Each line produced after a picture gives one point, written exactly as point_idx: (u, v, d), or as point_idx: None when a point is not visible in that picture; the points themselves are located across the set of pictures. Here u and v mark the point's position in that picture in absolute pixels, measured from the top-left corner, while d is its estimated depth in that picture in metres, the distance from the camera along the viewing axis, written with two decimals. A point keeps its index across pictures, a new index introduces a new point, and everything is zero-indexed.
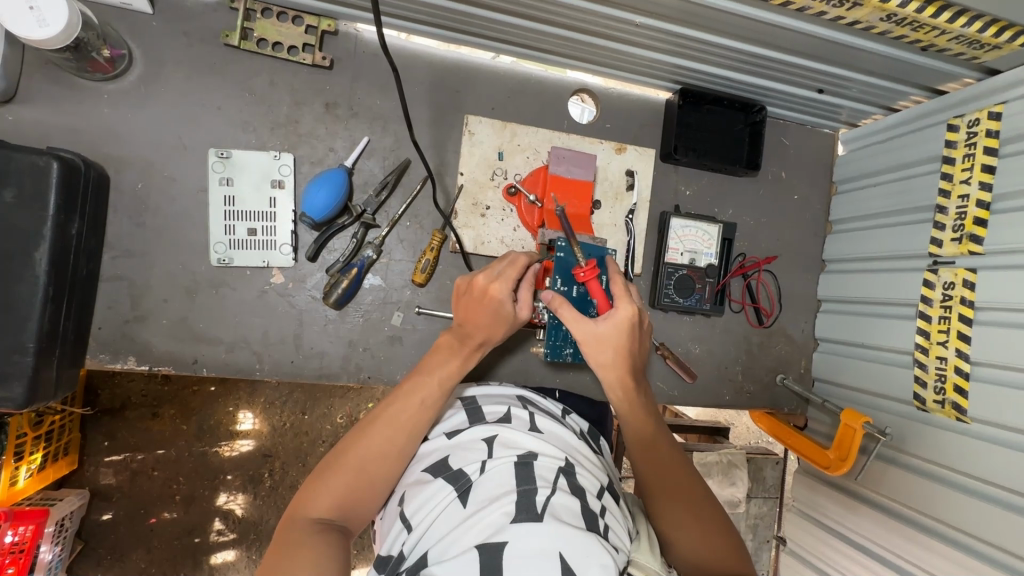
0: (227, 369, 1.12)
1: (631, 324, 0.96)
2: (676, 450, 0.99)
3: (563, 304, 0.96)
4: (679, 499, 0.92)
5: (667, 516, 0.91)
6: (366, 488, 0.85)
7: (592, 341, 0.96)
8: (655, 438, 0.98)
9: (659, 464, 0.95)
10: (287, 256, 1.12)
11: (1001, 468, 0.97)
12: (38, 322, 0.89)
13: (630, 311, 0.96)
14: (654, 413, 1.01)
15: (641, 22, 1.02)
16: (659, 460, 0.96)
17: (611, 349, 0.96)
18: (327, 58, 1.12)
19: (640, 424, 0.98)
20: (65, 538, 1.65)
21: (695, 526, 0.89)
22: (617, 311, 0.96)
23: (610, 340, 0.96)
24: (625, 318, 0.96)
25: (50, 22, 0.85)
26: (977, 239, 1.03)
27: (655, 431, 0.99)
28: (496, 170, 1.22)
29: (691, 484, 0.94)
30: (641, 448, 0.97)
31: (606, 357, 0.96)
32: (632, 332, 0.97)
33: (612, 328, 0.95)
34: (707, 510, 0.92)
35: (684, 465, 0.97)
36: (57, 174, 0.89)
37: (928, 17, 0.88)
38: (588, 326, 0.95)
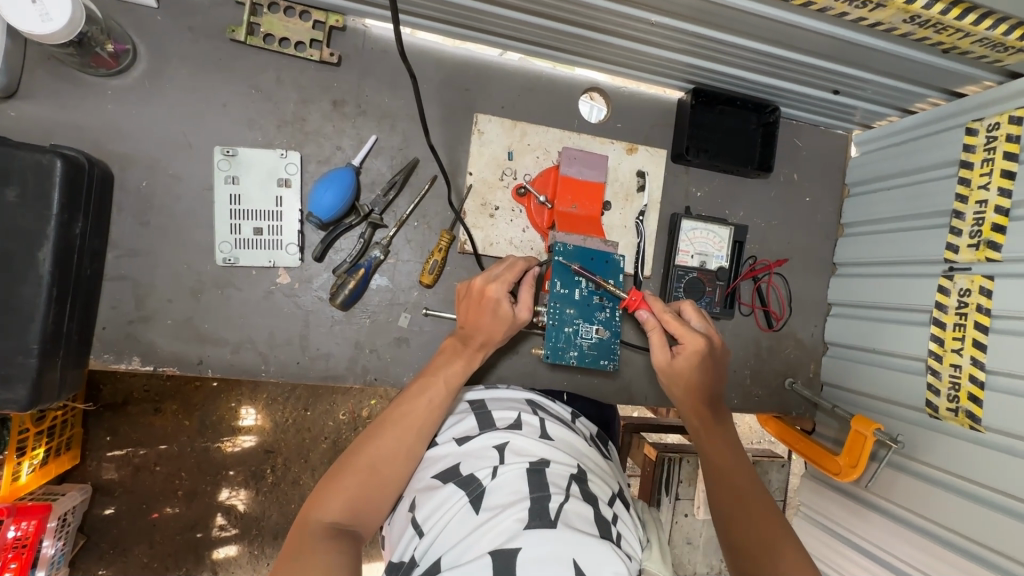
0: (233, 370, 1.11)
1: (701, 356, 1.00)
2: (756, 480, 0.97)
3: (654, 328, 1.03)
4: (752, 529, 0.90)
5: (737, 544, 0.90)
6: (377, 492, 0.83)
7: (667, 370, 1.02)
8: (732, 466, 0.98)
9: (733, 490, 0.95)
10: (293, 256, 1.11)
11: (1014, 479, 0.96)
12: (42, 323, 0.88)
13: (698, 343, 1.00)
14: (732, 443, 1.02)
15: (657, 21, 1.00)
16: (734, 488, 0.95)
17: (685, 381, 1.02)
18: (335, 55, 1.10)
19: (716, 452, 1.00)
20: (68, 533, 1.64)
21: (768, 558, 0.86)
22: (686, 343, 1.00)
23: (684, 371, 1.01)
24: (695, 348, 1.00)
25: (53, 16, 0.82)
26: (995, 246, 1.01)
27: (732, 459, 0.99)
28: (506, 170, 1.20)
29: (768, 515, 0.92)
30: (714, 474, 0.98)
31: (681, 387, 1.02)
32: (705, 362, 1.01)
33: (684, 361, 1.00)
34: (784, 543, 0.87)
35: (762, 496, 0.95)
36: (60, 172, 0.88)
37: (952, 19, 0.86)
38: (659, 356, 1.01)
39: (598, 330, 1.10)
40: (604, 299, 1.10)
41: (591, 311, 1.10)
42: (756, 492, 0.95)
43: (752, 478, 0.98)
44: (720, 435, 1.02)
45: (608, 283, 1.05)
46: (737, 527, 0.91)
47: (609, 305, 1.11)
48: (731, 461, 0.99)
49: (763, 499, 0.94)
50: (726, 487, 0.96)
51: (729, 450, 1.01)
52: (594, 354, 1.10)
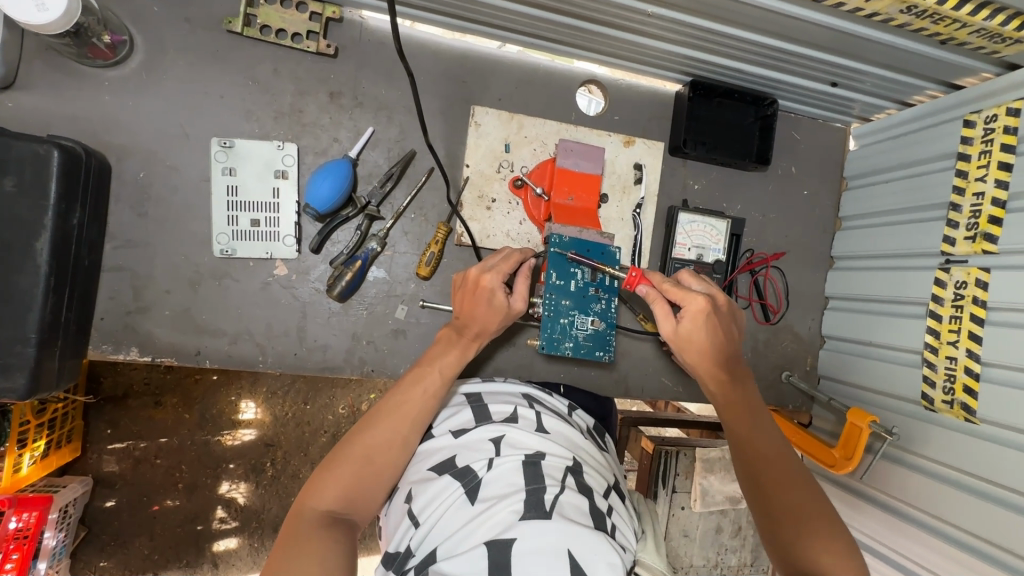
0: (230, 361, 1.11)
1: (705, 315, 0.96)
2: (782, 447, 0.96)
3: (656, 300, 0.99)
4: (781, 496, 0.88)
5: (766, 512, 0.89)
6: (372, 481, 0.84)
7: (675, 338, 0.99)
8: (756, 433, 0.96)
9: (758, 458, 0.93)
10: (290, 248, 1.11)
11: (1008, 469, 0.96)
12: (41, 312, 0.89)
13: (700, 302, 0.96)
14: (755, 407, 0.99)
15: (655, 12, 0.99)
16: (760, 456, 0.93)
17: (696, 347, 0.98)
18: (332, 46, 1.10)
19: (739, 418, 0.97)
20: (69, 525, 1.66)
21: (798, 525, 0.85)
22: (686, 305, 0.97)
23: (692, 335, 0.97)
24: (698, 308, 0.96)
25: (49, 5, 0.83)
26: (991, 238, 1.01)
27: (756, 425, 0.97)
28: (503, 163, 1.20)
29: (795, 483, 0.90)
30: (738, 442, 0.96)
31: (694, 354, 0.98)
32: (711, 323, 0.96)
33: (690, 324, 0.97)
34: (814, 510, 0.87)
35: (789, 461, 0.93)
36: (57, 162, 0.88)
37: (949, 10, 0.86)
38: (666, 326, 0.98)
39: (594, 322, 1.11)
40: (600, 290, 1.11)
41: (587, 303, 1.10)
42: (782, 459, 0.93)
43: (777, 443, 0.96)
44: (742, 398, 0.99)
45: (605, 267, 1.05)
46: (765, 493, 0.90)
47: (605, 296, 1.11)
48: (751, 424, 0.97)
49: (791, 464, 0.93)
50: (750, 453, 0.94)
51: (752, 415, 0.98)
52: (589, 346, 1.11)
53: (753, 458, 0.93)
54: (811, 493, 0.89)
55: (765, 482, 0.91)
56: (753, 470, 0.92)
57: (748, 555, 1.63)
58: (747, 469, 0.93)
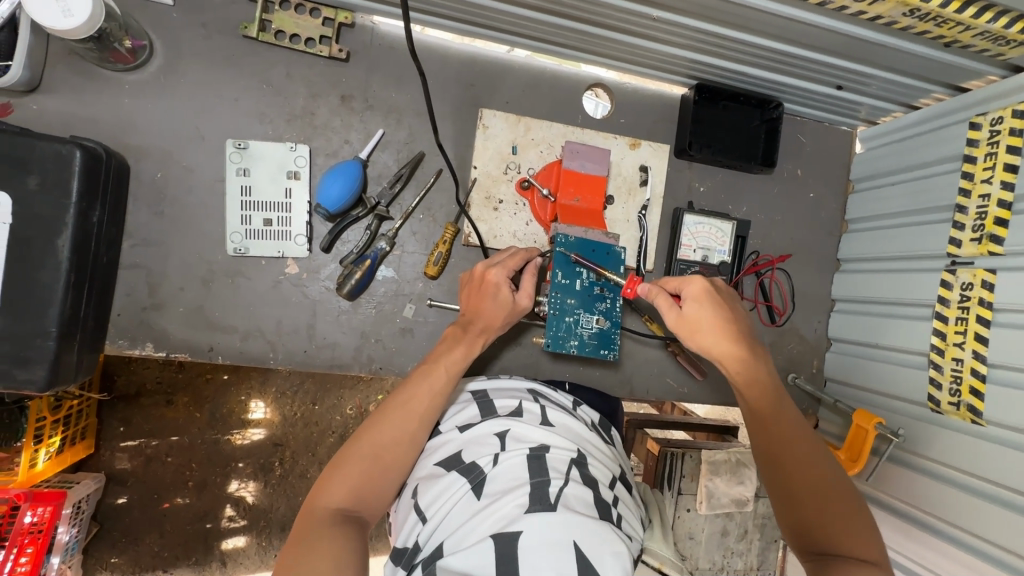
0: (242, 357, 1.14)
1: (709, 294, 0.97)
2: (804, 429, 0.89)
3: (658, 293, 0.99)
4: (805, 478, 0.83)
5: (790, 497, 0.83)
6: (381, 478, 0.85)
7: (684, 324, 0.97)
8: (779, 415, 0.89)
9: (780, 443, 0.87)
10: (301, 247, 1.14)
11: (1016, 471, 0.95)
12: (61, 307, 0.91)
13: (699, 284, 0.99)
14: (778, 390, 0.92)
15: (660, 16, 1.01)
16: (783, 438, 0.87)
17: (706, 330, 0.96)
18: (343, 50, 1.12)
19: (763, 401, 0.90)
20: (82, 520, 1.68)
21: (824, 511, 0.80)
22: (687, 289, 0.99)
23: (699, 318, 0.96)
24: (699, 289, 0.98)
25: (74, 11, 0.86)
26: (997, 239, 1.02)
27: (780, 407, 0.90)
28: (510, 164, 1.22)
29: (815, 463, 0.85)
30: (762, 426, 0.89)
31: (706, 337, 0.95)
32: (717, 304, 0.96)
33: (695, 307, 0.97)
34: (837, 495, 0.82)
35: (812, 443, 0.88)
36: (79, 162, 0.91)
37: (952, 13, 0.86)
38: (671, 313, 0.98)
39: (598, 320, 1.12)
40: (605, 289, 1.12)
41: (592, 302, 1.12)
42: (807, 443, 0.87)
43: (801, 427, 0.89)
44: (766, 379, 0.92)
45: (607, 270, 1.06)
46: (788, 479, 0.84)
47: (610, 296, 1.13)
48: (773, 403, 0.90)
49: (816, 448, 0.87)
50: (772, 433, 0.88)
51: (775, 397, 0.91)
52: (594, 344, 1.12)
53: (773, 442, 0.87)
54: (835, 480, 0.84)
55: (787, 465, 0.85)
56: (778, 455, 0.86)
57: (754, 559, 1.62)
58: (770, 454, 0.87)
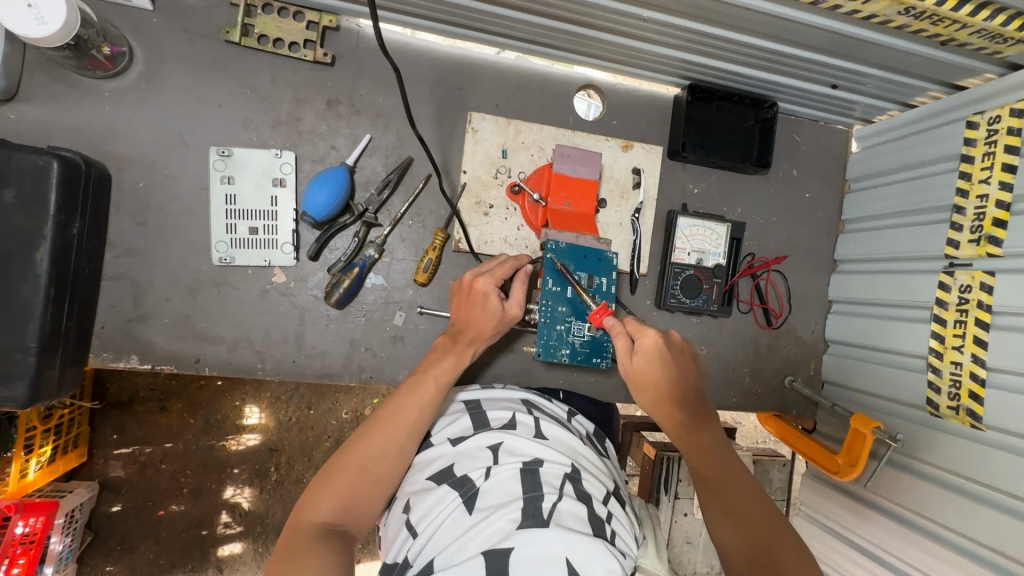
0: (230, 368, 1.12)
1: (660, 348, 0.95)
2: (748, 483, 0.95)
3: (618, 334, 0.97)
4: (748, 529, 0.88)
5: (737, 554, 0.87)
6: (369, 491, 0.84)
7: (632, 375, 0.96)
8: (721, 471, 0.94)
9: (724, 497, 0.92)
10: (288, 255, 1.12)
11: (1015, 477, 0.94)
12: (41, 321, 0.90)
13: (654, 336, 0.95)
14: (721, 446, 0.97)
15: (649, 17, 0.99)
16: (725, 492, 0.93)
17: (652, 385, 0.96)
18: (328, 54, 1.10)
19: (707, 459, 0.95)
20: (75, 529, 1.66)
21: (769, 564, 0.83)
22: (642, 340, 0.96)
23: (646, 372, 0.95)
24: (652, 343, 0.95)
25: (48, 19, 0.84)
26: (996, 241, 1.00)
27: (722, 463, 0.95)
28: (500, 168, 1.20)
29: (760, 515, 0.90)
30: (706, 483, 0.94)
31: (653, 395, 0.96)
32: (665, 359, 0.95)
33: (642, 364, 0.95)
34: (782, 540, 0.86)
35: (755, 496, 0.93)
36: (58, 173, 0.89)
37: (948, 11, 0.85)
38: (623, 361, 0.96)
39: (590, 328, 1.10)
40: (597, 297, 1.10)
41: (584, 309, 1.10)
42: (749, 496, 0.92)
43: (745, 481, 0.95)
44: (705, 436, 0.97)
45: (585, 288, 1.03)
46: (735, 532, 0.88)
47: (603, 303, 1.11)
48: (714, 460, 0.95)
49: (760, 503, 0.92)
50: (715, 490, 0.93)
51: (717, 453, 0.96)
52: (586, 352, 1.11)
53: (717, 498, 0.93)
54: (777, 526, 0.88)
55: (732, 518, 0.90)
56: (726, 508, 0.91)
57: None
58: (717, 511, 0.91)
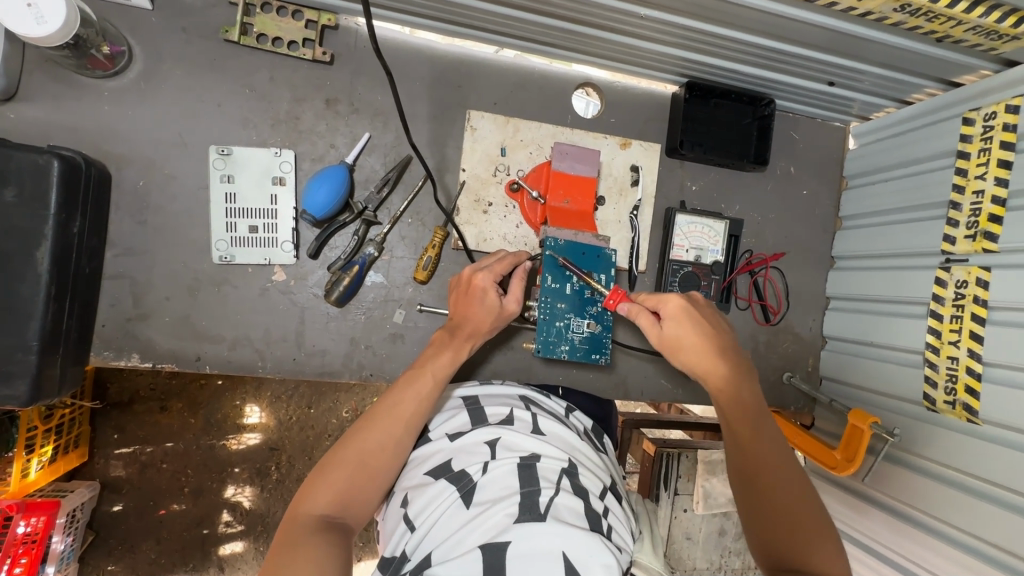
0: (231, 366, 1.12)
1: (686, 310, 0.95)
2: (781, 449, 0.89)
3: (638, 313, 0.98)
4: (777, 498, 0.83)
5: (760, 519, 0.83)
6: (367, 484, 0.84)
7: (664, 342, 0.96)
8: (757, 434, 0.89)
9: (757, 462, 0.86)
10: (288, 254, 1.12)
11: (1012, 471, 0.95)
12: (42, 320, 0.90)
13: (677, 300, 0.96)
14: (760, 406, 0.92)
15: (647, 14, 0.99)
16: (758, 454, 0.87)
17: (688, 346, 0.94)
18: (327, 53, 1.11)
19: (744, 419, 0.90)
20: (77, 529, 1.67)
21: (794, 534, 0.79)
22: (665, 306, 0.97)
23: (676, 337, 0.95)
24: (677, 307, 0.96)
25: (48, 18, 0.84)
26: (991, 236, 1.00)
27: (760, 428, 0.89)
28: (499, 166, 1.20)
29: (789, 484, 0.85)
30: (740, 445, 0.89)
31: (691, 355, 0.94)
32: (695, 321, 0.95)
33: (674, 326, 0.96)
34: (810, 513, 0.82)
35: (786, 463, 0.87)
36: (58, 172, 0.89)
37: (943, 7, 0.85)
38: (651, 332, 0.97)
39: (589, 324, 1.11)
40: (596, 293, 1.11)
41: (583, 306, 1.11)
42: (784, 465, 0.87)
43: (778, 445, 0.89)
44: (746, 395, 0.91)
45: (591, 278, 1.04)
46: (761, 496, 0.84)
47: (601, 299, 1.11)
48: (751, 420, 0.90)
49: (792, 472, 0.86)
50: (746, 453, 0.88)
51: (755, 412, 0.91)
52: (585, 348, 1.11)
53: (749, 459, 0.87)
54: (807, 497, 0.83)
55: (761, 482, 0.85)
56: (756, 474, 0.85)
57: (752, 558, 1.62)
58: (745, 473, 0.86)
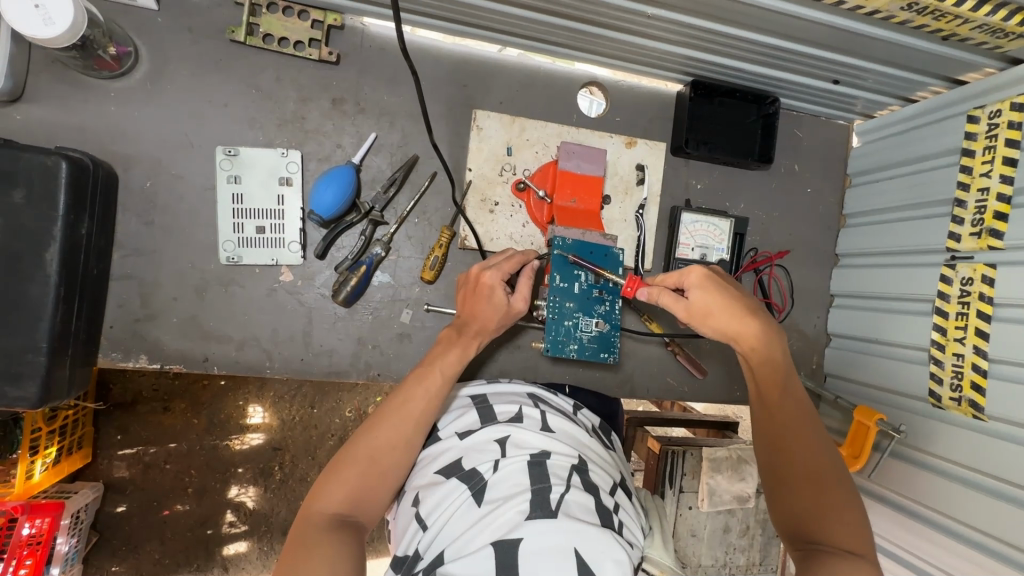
0: (238, 367, 1.12)
1: (711, 280, 0.95)
2: (812, 421, 0.89)
3: (660, 290, 0.97)
4: (800, 466, 0.83)
5: (780, 483, 0.84)
6: (378, 483, 0.84)
7: (691, 312, 0.95)
8: (787, 403, 0.89)
9: (783, 430, 0.87)
10: (295, 254, 1.12)
11: (1018, 467, 0.95)
12: (51, 321, 0.90)
13: (698, 271, 0.96)
14: (790, 377, 0.91)
15: (655, 14, 1.00)
16: (784, 422, 0.88)
17: (719, 312, 0.93)
18: (333, 53, 1.11)
19: (773, 386, 0.90)
20: (81, 530, 1.66)
21: (811, 500, 0.81)
22: (689, 279, 0.96)
23: (705, 306, 0.94)
24: (699, 278, 0.95)
25: (56, 20, 0.84)
26: (997, 234, 1.01)
27: (788, 395, 0.90)
28: (505, 166, 1.20)
29: (817, 455, 0.85)
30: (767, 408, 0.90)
31: (722, 321, 0.92)
32: (723, 289, 0.94)
33: (701, 295, 0.94)
34: (832, 484, 0.82)
35: (816, 434, 0.87)
36: (66, 173, 0.89)
37: (950, 6, 0.85)
38: (679, 305, 0.95)
39: (598, 323, 1.11)
40: (604, 292, 1.11)
41: (591, 304, 1.11)
42: (811, 433, 0.87)
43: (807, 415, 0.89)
44: (778, 364, 0.91)
45: (605, 271, 1.05)
46: (783, 463, 0.85)
47: (608, 298, 1.12)
48: (780, 389, 0.90)
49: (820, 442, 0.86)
50: (773, 420, 0.89)
51: (785, 382, 0.90)
52: (594, 347, 1.12)
53: (775, 426, 0.88)
54: (832, 468, 0.84)
55: (787, 450, 0.85)
56: (780, 439, 0.87)
57: (757, 555, 1.62)
58: (770, 440, 0.88)
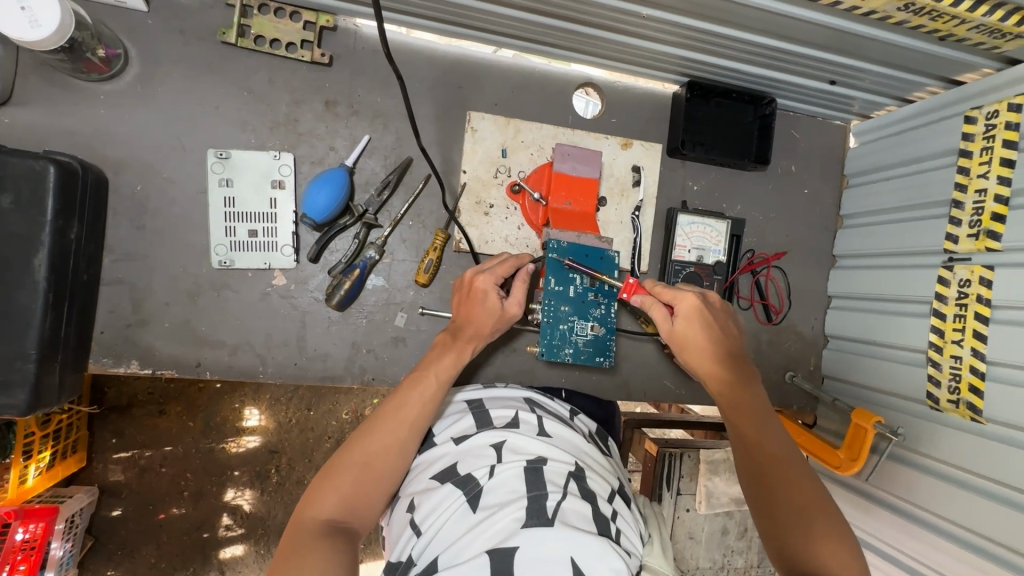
0: (232, 372, 1.11)
1: (698, 310, 0.98)
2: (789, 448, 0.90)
3: (651, 306, 1.00)
4: (786, 494, 0.83)
5: (769, 514, 0.83)
6: (373, 488, 0.83)
7: (672, 339, 1.00)
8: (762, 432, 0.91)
9: (764, 460, 0.88)
10: (288, 257, 1.11)
11: (1016, 470, 0.94)
12: (40, 327, 0.89)
13: (690, 299, 0.99)
14: (761, 406, 0.94)
15: (650, 14, 0.99)
16: (763, 450, 0.89)
17: (695, 347, 0.98)
18: (326, 55, 1.09)
19: (746, 416, 0.93)
20: (76, 534, 1.65)
21: (800, 527, 0.80)
22: (679, 304, 0.99)
23: (687, 334, 0.98)
24: (689, 306, 0.98)
25: (43, 22, 0.83)
26: (995, 235, 1.00)
27: (764, 425, 0.92)
28: (500, 167, 1.19)
29: (799, 483, 0.84)
30: (741, 442, 0.91)
31: (697, 352, 0.98)
32: (705, 319, 0.98)
33: (684, 323, 0.99)
34: (819, 508, 0.81)
35: (795, 460, 0.88)
36: (54, 177, 0.88)
37: (947, 7, 0.85)
38: (664, 327, 1.00)
39: (593, 327, 1.11)
40: (599, 296, 1.11)
41: (586, 308, 1.11)
42: (791, 460, 0.88)
43: (784, 442, 0.91)
44: (748, 395, 0.94)
45: (602, 275, 1.06)
46: (768, 492, 0.84)
47: (604, 301, 1.11)
48: (754, 419, 0.92)
49: (802, 469, 0.87)
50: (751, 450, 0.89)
51: (757, 411, 0.93)
52: (589, 351, 1.11)
53: (755, 456, 0.88)
54: (816, 494, 0.83)
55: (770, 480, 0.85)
56: (760, 472, 0.87)
57: (755, 557, 1.62)
58: (752, 472, 0.88)
